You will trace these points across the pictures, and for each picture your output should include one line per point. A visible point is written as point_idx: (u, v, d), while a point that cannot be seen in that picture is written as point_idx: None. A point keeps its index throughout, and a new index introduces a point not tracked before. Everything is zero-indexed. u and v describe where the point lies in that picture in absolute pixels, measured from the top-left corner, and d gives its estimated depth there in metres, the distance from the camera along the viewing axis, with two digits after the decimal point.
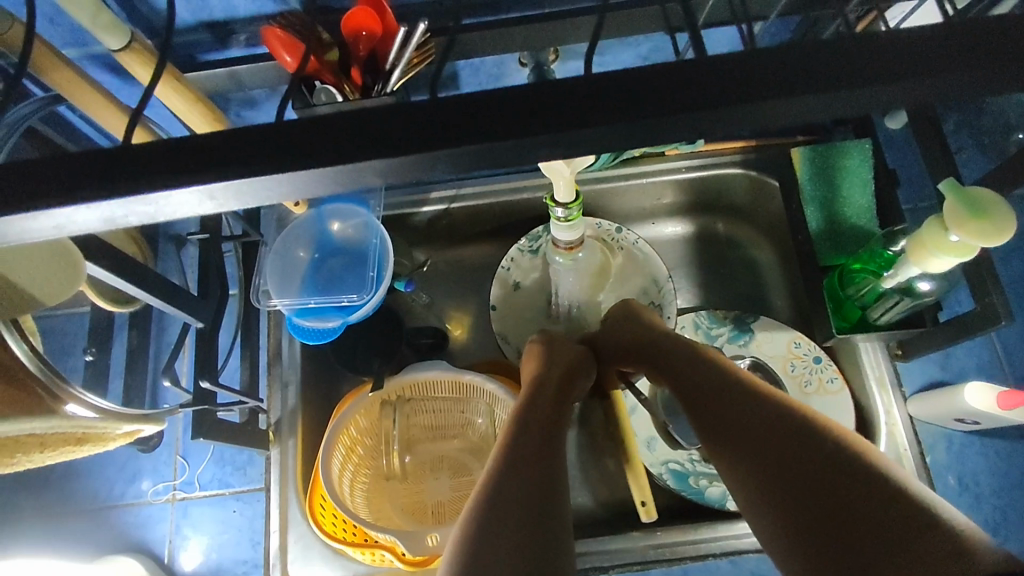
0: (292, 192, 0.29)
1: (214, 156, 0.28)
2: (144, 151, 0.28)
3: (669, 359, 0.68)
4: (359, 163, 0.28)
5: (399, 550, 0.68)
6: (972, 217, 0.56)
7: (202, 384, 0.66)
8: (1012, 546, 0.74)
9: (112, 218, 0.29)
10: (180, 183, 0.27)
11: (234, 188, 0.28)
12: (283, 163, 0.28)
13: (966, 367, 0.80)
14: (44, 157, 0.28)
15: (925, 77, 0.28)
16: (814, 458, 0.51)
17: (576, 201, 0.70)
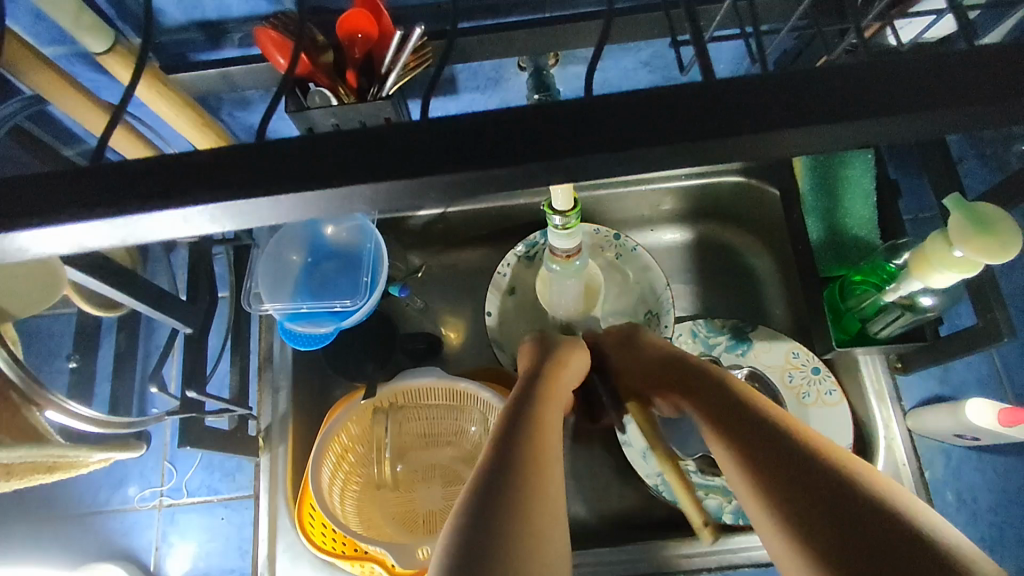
0: (275, 215, 0.28)
1: (193, 176, 0.26)
2: (118, 168, 0.26)
3: (672, 376, 0.68)
4: (343, 185, 0.26)
5: (389, 564, 0.67)
6: (977, 233, 0.55)
7: (188, 393, 0.64)
8: (1009, 563, 0.73)
9: (87, 241, 0.27)
10: (155, 204, 0.26)
11: (212, 212, 0.27)
12: (265, 182, 0.26)
13: (965, 381, 0.79)
14: (12, 174, 0.26)
15: (933, 104, 0.27)
16: (821, 473, 0.50)
17: (574, 209, 0.68)
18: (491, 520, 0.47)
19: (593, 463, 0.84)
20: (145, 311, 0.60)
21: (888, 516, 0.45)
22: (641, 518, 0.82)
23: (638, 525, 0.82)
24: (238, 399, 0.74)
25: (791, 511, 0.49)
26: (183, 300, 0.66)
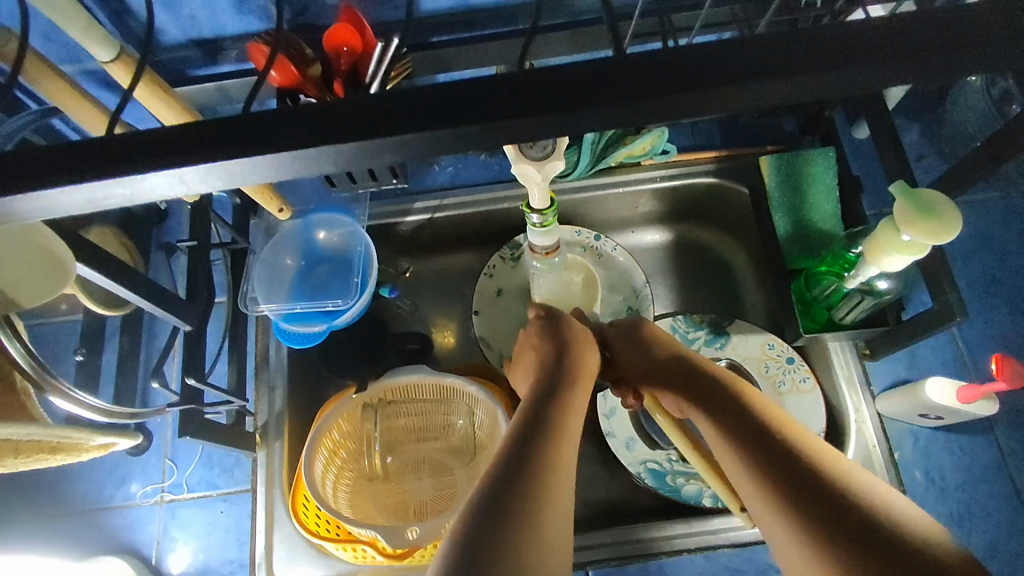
0: (257, 176, 0.32)
1: (185, 147, 0.31)
2: (122, 142, 0.31)
3: (673, 375, 0.70)
4: (313, 151, 0.31)
5: (379, 545, 0.70)
6: (920, 216, 0.59)
7: (188, 382, 0.68)
8: (979, 537, 0.76)
9: (95, 201, 0.32)
10: (153, 169, 0.31)
11: (203, 172, 0.31)
12: (248, 151, 0.31)
13: (930, 364, 0.82)
14: (32, 148, 0.31)
15: (815, 73, 0.32)
16: (814, 468, 0.53)
17: (550, 207, 0.72)
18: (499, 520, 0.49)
19: (577, 454, 0.88)
20: (145, 307, 0.64)
21: (872, 512, 0.49)
22: (625, 506, 0.85)
23: (622, 512, 0.85)
24: (236, 393, 0.77)
25: (783, 500, 0.52)
26: (182, 299, 0.70)
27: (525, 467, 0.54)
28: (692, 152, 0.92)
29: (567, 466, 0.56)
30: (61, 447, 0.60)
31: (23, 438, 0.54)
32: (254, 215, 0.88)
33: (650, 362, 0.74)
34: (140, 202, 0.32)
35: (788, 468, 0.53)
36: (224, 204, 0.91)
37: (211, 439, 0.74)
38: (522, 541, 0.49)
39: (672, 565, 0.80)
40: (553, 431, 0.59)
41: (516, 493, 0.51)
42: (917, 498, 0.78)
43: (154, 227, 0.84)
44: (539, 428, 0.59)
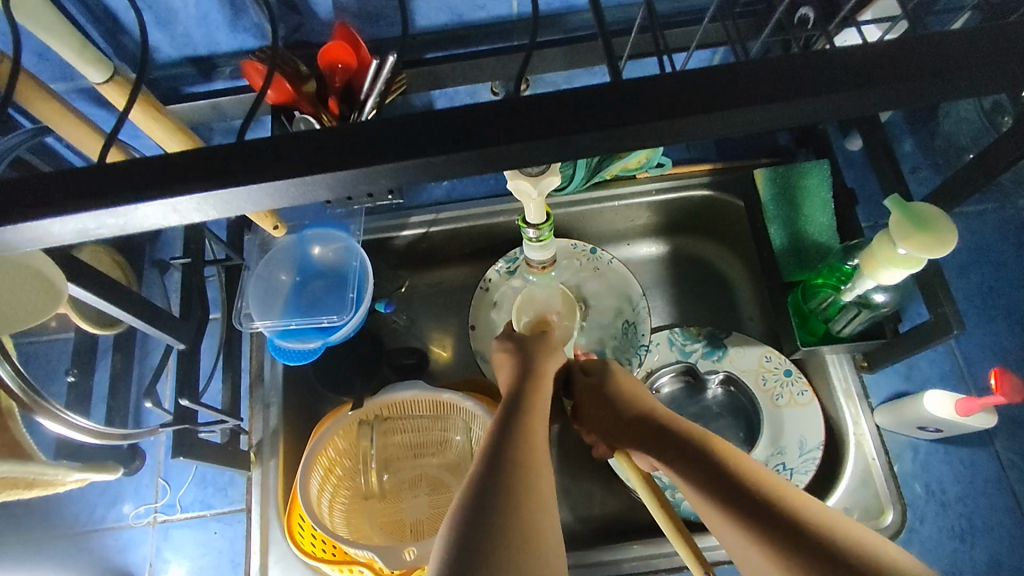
0: (252, 204, 0.32)
1: (178, 174, 0.30)
2: (114, 170, 0.30)
3: (638, 416, 0.70)
4: (307, 178, 0.31)
5: (377, 565, 0.69)
6: (915, 230, 0.59)
7: (182, 402, 0.68)
8: (981, 551, 0.75)
9: (87, 230, 0.31)
10: (145, 197, 0.30)
11: (196, 202, 0.31)
12: (243, 178, 0.30)
13: (928, 376, 0.82)
14: (22, 176, 0.30)
15: (814, 95, 0.32)
16: (795, 521, 0.52)
17: (546, 222, 0.72)
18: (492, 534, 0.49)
19: (575, 469, 0.87)
20: (139, 326, 0.64)
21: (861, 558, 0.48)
22: (625, 521, 0.84)
23: (622, 528, 0.84)
24: (231, 411, 0.77)
25: (778, 563, 0.51)
26: (175, 317, 0.70)
27: (506, 493, 0.52)
28: (688, 165, 0.92)
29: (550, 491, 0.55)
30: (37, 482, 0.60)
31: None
32: (248, 231, 0.88)
33: (617, 413, 0.72)
34: (133, 230, 0.32)
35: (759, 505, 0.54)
36: (218, 219, 0.91)
37: (206, 458, 0.74)
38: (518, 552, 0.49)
39: None
40: (537, 459, 0.57)
41: (506, 524, 0.50)
42: (918, 511, 0.77)
43: (147, 244, 0.83)
44: (511, 447, 0.57)
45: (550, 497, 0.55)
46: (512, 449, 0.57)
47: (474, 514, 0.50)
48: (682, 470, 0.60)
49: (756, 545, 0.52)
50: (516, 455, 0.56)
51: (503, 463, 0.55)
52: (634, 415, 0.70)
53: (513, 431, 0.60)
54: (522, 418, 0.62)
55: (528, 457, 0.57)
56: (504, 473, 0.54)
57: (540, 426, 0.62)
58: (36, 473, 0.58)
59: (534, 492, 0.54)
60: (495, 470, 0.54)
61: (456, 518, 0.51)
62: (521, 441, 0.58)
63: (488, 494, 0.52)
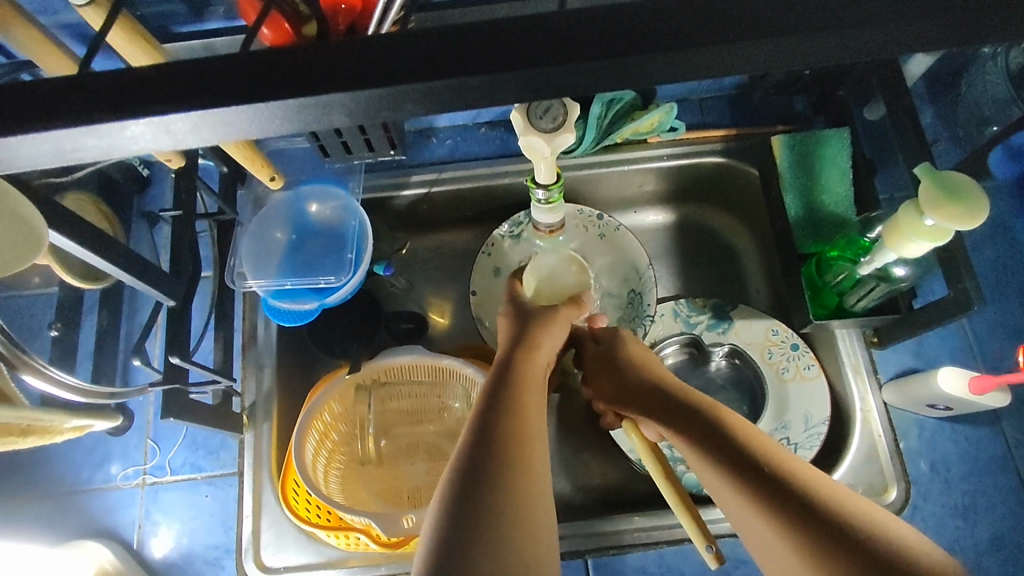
0: (242, 129, 0.31)
1: (160, 89, 0.29)
2: (96, 85, 0.29)
3: (648, 386, 0.68)
4: (323, 99, 0.30)
5: (374, 532, 0.67)
6: (945, 201, 0.57)
7: (172, 360, 0.64)
8: (983, 529, 0.75)
9: (65, 152, 0.30)
10: (128, 113, 0.29)
11: (190, 122, 0.30)
12: (234, 97, 0.30)
13: (938, 353, 0.81)
14: (3, 88, 0.29)
15: None
16: (805, 496, 0.50)
17: (556, 182, 0.69)
18: (483, 502, 0.48)
19: (575, 439, 0.86)
20: (126, 279, 0.60)
21: (872, 542, 0.46)
22: (625, 492, 0.83)
23: (622, 499, 0.83)
24: (223, 372, 0.74)
25: (786, 539, 0.49)
26: (165, 272, 0.66)
27: (493, 459, 0.51)
28: (701, 130, 0.89)
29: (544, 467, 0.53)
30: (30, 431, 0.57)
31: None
32: (242, 185, 0.84)
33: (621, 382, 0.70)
34: (116, 152, 0.31)
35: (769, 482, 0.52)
36: (210, 172, 0.86)
37: (196, 420, 0.71)
38: (507, 521, 0.48)
39: (672, 553, 0.77)
40: (529, 434, 0.54)
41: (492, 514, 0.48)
42: (922, 488, 0.77)
43: (135, 195, 0.82)
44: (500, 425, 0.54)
45: (545, 468, 0.53)
46: (500, 425, 0.53)
47: (460, 506, 0.48)
48: (689, 438, 0.59)
49: (760, 516, 0.51)
50: (507, 434, 0.53)
51: (494, 428, 0.53)
52: (638, 381, 0.69)
53: (505, 404, 0.56)
54: (519, 387, 0.59)
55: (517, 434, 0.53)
56: (491, 458, 0.51)
57: (539, 392, 0.60)
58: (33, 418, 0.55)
59: (535, 462, 0.52)
60: (494, 437, 0.52)
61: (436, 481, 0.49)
62: (515, 417, 0.55)
63: (476, 481, 0.49)
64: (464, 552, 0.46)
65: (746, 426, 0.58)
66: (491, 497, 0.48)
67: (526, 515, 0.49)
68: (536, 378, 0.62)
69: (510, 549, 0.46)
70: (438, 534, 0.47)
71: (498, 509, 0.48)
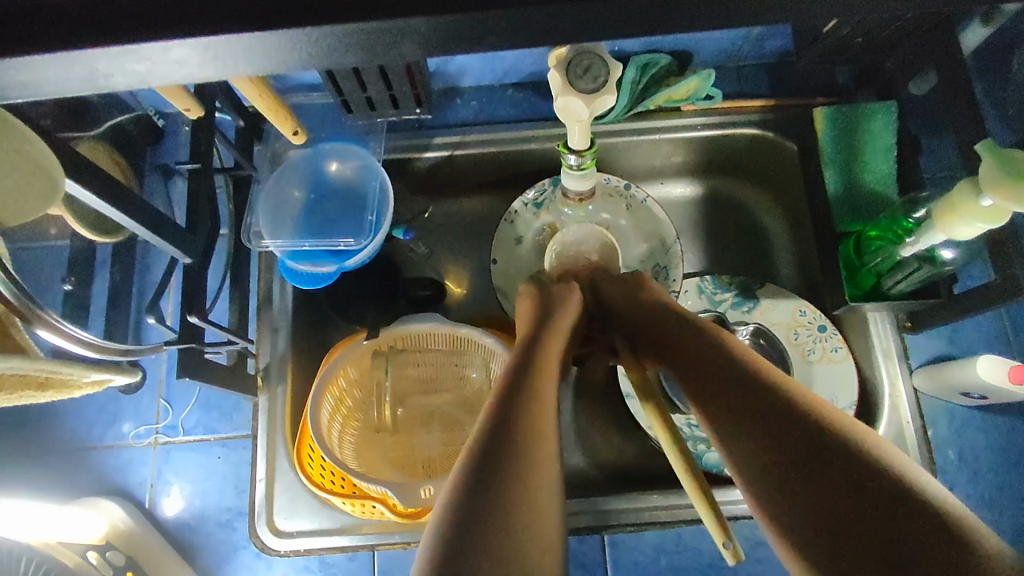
0: (276, 56, 0.31)
1: (199, 11, 0.29)
2: (144, 6, 0.29)
3: (657, 329, 0.59)
4: (400, 22, 0.30)
5: (390, 501, 0.66)
6: (1007, 180, 0.54)
7: (190, 319, 0.62)
8: (1008, 521, 0.74)
9: (97, 75, 0.31)
10: (167, 33, 0.29)
11: (231, 47, 0.30)
12: (276, 22, 0.29)
13: (973, 342, 0.79)
14: (42, 4, 0.29)
15: None
16: (826, 455, 0.43)
17: (590, 148, 0.66)
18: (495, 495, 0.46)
19: (593, 415, 0.84)
20: (142, 234, 0.58)
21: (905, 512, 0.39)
22: (642, 470, 0.82)
23: (639, 477, 0.81)
24: (239, 334, 0.72)
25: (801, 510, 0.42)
26: (182, 228, 0.63)
27: (506, 445, 0.48)
28: (738, 100, 0.85)
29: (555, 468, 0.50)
30: (49, 384, 0.55)
31: (4, 372, 0.49)
32: (259, 140, 0.81)
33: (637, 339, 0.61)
34: (171, 72, 0.31)
35: (790, 444, 0.44)
36: (226, 125, 0.83)
37: (211, 381, 0.69)
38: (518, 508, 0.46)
39: (689, 534, 0.76)
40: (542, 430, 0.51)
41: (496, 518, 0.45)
42: (948, 478, 0.75)
43: (148, 147, 0.78)
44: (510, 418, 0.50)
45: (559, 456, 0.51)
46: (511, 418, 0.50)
47: (467, 502, 0.45)
48: (700, 393, 0.51)
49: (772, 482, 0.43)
50: (518, 424, 0.50)
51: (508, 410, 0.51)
52: (651, 331, 0.60)
53: (515, 396, 0.52)
54: (535, 371, 0.56)
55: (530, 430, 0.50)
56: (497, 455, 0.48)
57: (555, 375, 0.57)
58: (50, 371, 0.53)
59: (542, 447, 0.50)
60: (506, 420, 0.50)
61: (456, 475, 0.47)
62: (530, 411, 0.52)
63: (483, 465, 0.47)
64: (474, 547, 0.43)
65: (769, 375, 0.49)
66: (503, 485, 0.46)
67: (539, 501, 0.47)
68: (552, 357, 0.59)
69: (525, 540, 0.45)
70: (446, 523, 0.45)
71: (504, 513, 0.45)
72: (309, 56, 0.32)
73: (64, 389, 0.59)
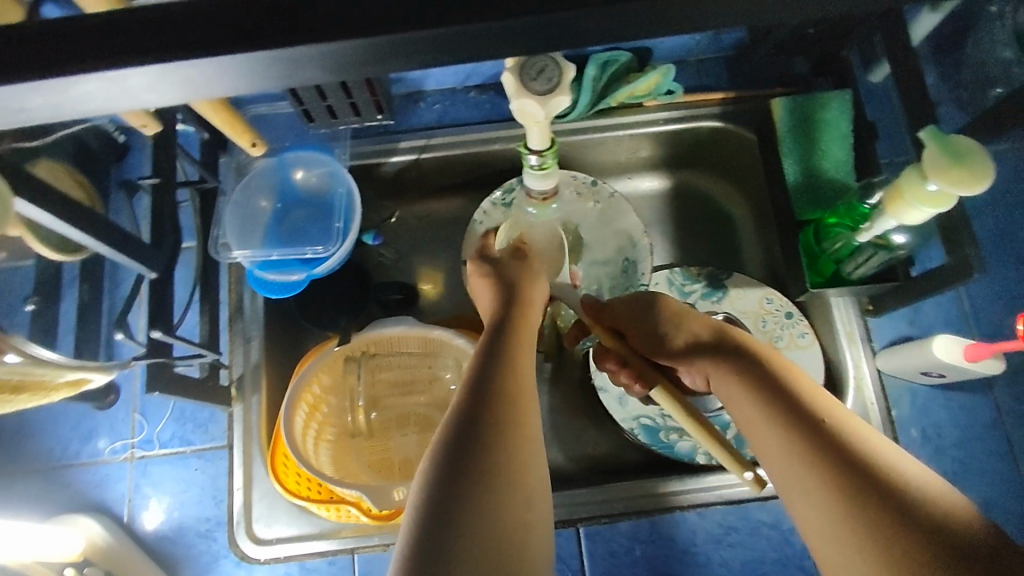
0: (218, 81, 0.32)
1: (133, 40, 0.30)
2: (90, 33, 0.30)
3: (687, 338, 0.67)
4: (319, 46, 0.30)
5: (365, 505, 0.67)
6: (951, 165, 0.55)
7: (154, 335, 0.62)
8: (971, 495, 0.76)
9: (32, 107, 0.31)
10: (102, 63, 0.30)
11: (168, 73, 0.30)
12: (207, 50, 0.30)
13: (933, 322, 0.80)
14: None
15: None
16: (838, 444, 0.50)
17: (550, 147, 0.66)
18: (467, 467, 0.47)
19: (568, 409, 0.85)
20: (104, 252, 0.58)
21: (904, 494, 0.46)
22: (618, 463, 0.83)
23: (615, 469, 0.82)
24: (210, 345, 0.72)
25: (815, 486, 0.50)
26: (145, 243, 0.64)
27: (482, 422, 0.50)
28: (699, 94, 0.86)
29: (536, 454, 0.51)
30: (24, 386, 0.55)
31: None
32: (224, 152, 0.82)
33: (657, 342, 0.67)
34: (121, 101, 0.32)
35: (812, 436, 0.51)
36: (189, 138, 0.83)
37: (182, 394, 0.69)
38: (495, 481, 0.47)
39: (664, 522, 0.77)
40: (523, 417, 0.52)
41: (478, 498, 0.46)
42: (913, 455, 0.77)
43: (112, 165, 0.79)
44: (486, 401, 0.51)
45: (536, 436, 0.52)
46: (488, 396, 0.52)
47: (442, 490, 0.46)
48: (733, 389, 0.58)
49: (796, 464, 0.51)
50: (493, 400, 0.51)
51: (482, 389, 0.52)
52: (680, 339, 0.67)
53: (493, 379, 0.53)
54: (507, 351, 0.58)
55: (509, 404, 0.52)
56: (476, 441, 0.49)
57: (525, 353, 0.59)
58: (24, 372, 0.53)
59: (515, 420, 0.51)
60: (481, 399, 0.51)
61: (432, 457, 0.48)
62: (506, 390, 0.53)
63: (462, 442, 0.48)
64: (456, 523, 0.45)
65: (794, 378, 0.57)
66: (486, 459, 0.48)
67: (521, 471, 0.49)
68: (523, 338, 0.61)
69: (506, 513, 0.46)
70: (425, 500, 0.46)
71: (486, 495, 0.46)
72: (248, 85, 0.32)
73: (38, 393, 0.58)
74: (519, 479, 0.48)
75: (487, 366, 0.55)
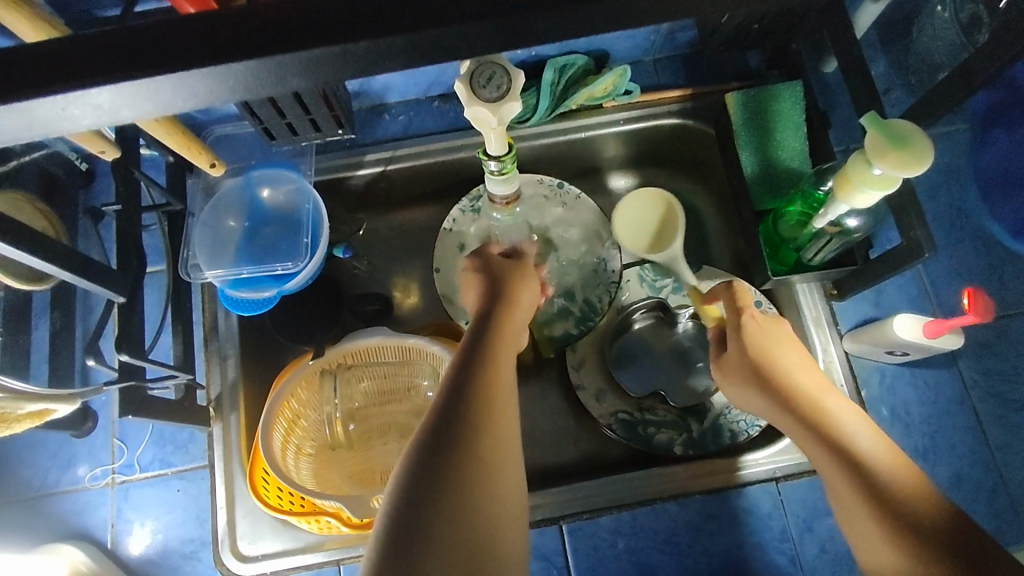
0: (151, 104, 0.32)
1: (63, 66, 0.31)
2: (11, 66, 0.31)
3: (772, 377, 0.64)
4: (247, 62, 0.31)
5: (344, 515, 0.68)
6: (891, 148, 0.57)
7: (121, 357, 0.64)
8: (944, 469, 0.77)
9: None
10: (33, 91, 0.30)
11: (101, 98, 0.31)
12: (134, 72, 0.31)
13: (897, 301, 0.82)
14: None
15: None
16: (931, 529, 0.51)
17: (508, 152, 0.68)
18: (433, 483, 0.49)
19: (547, 408, 0.86)
20: (68, 279, 0.58)
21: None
22: (599, 459, 0.84)
23: (596, 466, 0.83)
24: (183, 365, 0.73)
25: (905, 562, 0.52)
26: (110, 268, 0.64)
27: (454, 432, 0.51)
28: (657, 92, 0.88)
29: (509, 458, 0.52)
30: None
31: None
32: (191, 174, 0.83)
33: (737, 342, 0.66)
34: (57, 129, 0.33)
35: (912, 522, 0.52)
36: (155, 162, 0.84)
37: (157, 415, 0.70)
38: (461, 496, 0.48)
39: (646, 515, 0.78)
40: (498, 425, 0.53)
41: (441, 509, 0.48)
42: (884, 433, 0.78)
43: (80, 190, 0.79)
44: (463, 414, 0.52)
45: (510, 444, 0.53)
46: (461, 404, 0.53)
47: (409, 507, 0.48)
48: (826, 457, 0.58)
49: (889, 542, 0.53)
50: (463, 407, 0.52)
51: (457, 397, 0.53)
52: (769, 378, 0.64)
53: (469, 387, 0.54)
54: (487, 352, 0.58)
55: (483, 414, 0.53)
56: (444, 455, 0.50)
57: (507, 357, 0.59)
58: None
59: (488, 429, 0.52)
60: (452, 405, 0.53)
61: (403, 471, 0.50)
62: (480, 397, 0.54)
63: (431, 453, 0.50)
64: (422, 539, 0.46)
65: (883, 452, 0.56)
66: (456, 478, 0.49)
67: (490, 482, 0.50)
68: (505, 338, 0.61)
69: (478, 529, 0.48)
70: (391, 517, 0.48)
71: (458, 505, 0.48)
72: (177, 104, 0.33)
73: (2, 424, 0.62)
74: (488, 495, 0.50)
75: (462, 371, 0.55)
